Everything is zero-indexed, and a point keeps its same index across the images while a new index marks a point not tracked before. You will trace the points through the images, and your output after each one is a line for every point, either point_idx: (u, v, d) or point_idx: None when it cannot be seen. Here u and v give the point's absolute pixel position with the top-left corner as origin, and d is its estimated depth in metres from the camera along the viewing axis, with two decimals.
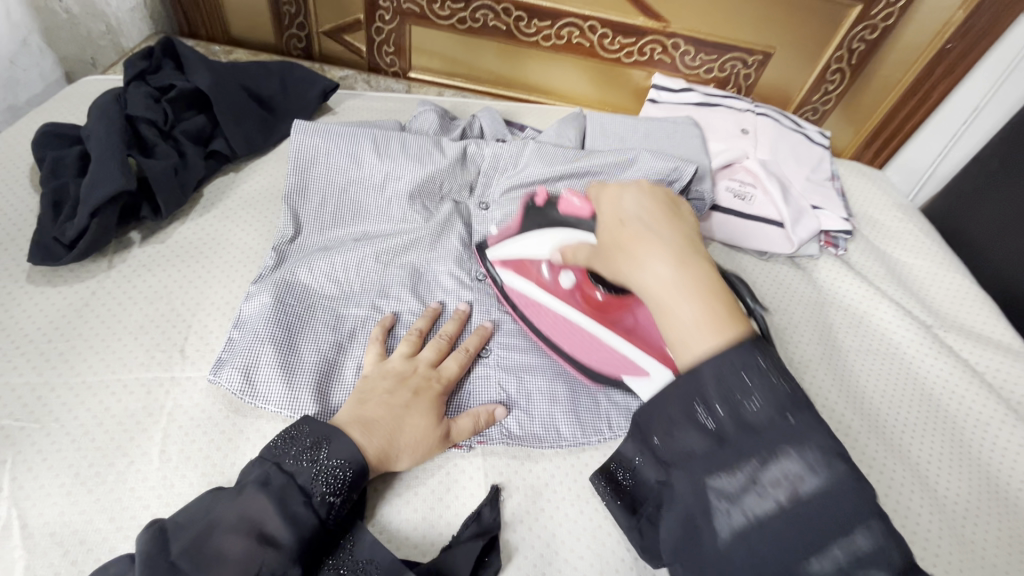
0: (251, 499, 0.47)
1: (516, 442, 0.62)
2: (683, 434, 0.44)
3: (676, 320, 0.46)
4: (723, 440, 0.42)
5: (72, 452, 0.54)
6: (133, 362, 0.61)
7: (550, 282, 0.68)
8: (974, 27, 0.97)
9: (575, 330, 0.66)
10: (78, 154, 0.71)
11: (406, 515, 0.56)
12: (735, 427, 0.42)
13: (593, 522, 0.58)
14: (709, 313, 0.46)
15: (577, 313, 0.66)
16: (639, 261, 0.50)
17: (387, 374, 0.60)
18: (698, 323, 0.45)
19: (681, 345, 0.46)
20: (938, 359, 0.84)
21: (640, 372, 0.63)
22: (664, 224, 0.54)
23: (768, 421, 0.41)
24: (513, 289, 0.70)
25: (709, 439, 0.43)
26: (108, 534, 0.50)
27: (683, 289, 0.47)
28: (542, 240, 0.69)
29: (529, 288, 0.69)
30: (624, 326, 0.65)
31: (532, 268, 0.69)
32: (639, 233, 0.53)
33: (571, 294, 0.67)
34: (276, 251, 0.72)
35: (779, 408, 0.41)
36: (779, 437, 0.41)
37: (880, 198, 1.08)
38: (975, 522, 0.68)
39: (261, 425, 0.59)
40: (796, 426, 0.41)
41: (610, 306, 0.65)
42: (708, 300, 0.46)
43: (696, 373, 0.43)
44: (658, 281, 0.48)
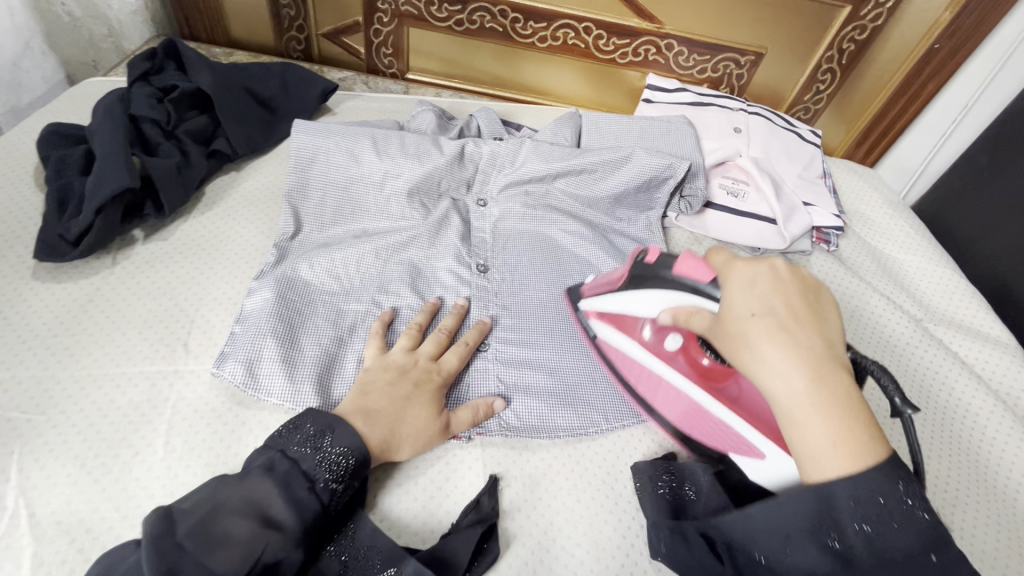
0: (257, 484, 0.48)
1: (514, 433, 0.64)
2: (803, 553, 0.44)
3: (807, 440, 0.44)
4: (851, 565, 0.42)
5: (78, 443, 0.55)
6: (137, 355, 0.62)
7: (652, 343, 0.64)
8: (961, 27, 0.99)
9: (681, 398, 0.63)
10: (82, 153, 0.72)
11: (405, 504, 0.57)
12: (868, 552, 0.42)
13: (589, 510, 0.59)
14: (844, 436, 0.43)
15: (683, 381, 0.62)
16: (769, 368, 0.45)
17: (388, 366, 0.62)
18: (830, 442, 0.43)
19: (809, 459, 0.44)
20: (928, 350, 0.85)
21: (755, 454, 0.56)
22: (802, 323, 0.46)
23: (907, 552, 0.41)
24: (609, 345, 0.67)
25: (835, 560, 0.42)
26: (114, 522, 0.51)
27: (819, 409, 0.43)
28: (644, 298, 0.62)
29: (627, 346, 0.65)
30: (730, 396, 0.61)
31: (634, 325, 0.65)
32: (773, 335, 0.45)
33: (675, 357, 0.63)
34: (278, 248, 0.73)
35: (920, 542, 0.42)
36: (914, 568, 0.41)
37: (871, 196, 1.10)
38: (964, 508, 0.70)
39: (263, 417, 0.60)
40: (937, 563, 0.41)
41: (717, 373, 0.62)
42: (843, 420, 0.43)
43: (829, 495, 0.43)
44: (793, 395, 0.44)
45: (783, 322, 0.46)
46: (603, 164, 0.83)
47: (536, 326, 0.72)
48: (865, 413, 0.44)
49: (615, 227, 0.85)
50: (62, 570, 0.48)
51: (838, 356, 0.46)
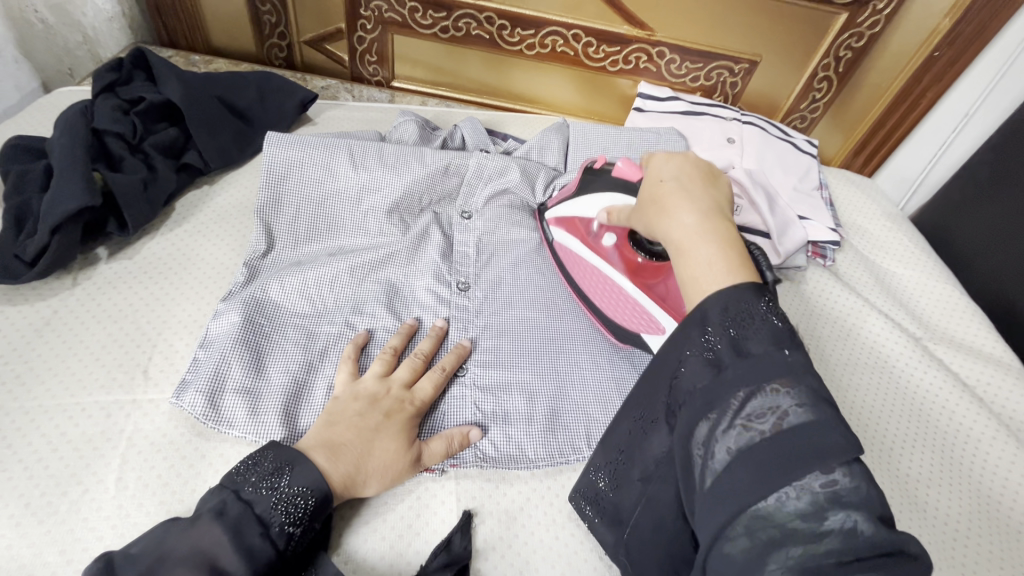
0: (206, 531, 0.45)
1: (490, 465, 0.60)
2: (681, 366, 0.41)
3: (690, 263, 0.44)
4: (719, 369, 0.39)
5: (25, 480, 0.52)
6: (92, 384, 0.59)
7: (593, 239, 0.70)
8: (961, 35, 0.97)
9: (611, 288, 0.69)
10: (43, 168, 0.68)
11: (373, 543, 0.54)
12: (733, 355, 0.39)
13: (569, 548, 0.56)
14: (725, 257, 0.43)
15: (615, 271, 0.68)
16: (668, 209, 0.48)
17: (358, 395, 0.58)
18: (712, 263, 0.43)
19: (691, 284, 0.43)
20: (928, 371, 0.82)
21: (656, 330, 0.65)
22: (702, 181, 0.50)
23: (763, 351, 0.38)
24: (562, 246, 0.74)
25: (707, 370, 0.39)
26: (58, 567, 0.47)
27: (706, 236, 0.44)
28: (592, 199, 0.70)
29: (574, 245, 0.72)
30: (657, 294, 0.65)
31: (581, 226, 0.72)
32: (672, 184, 0.49)
33: (611, 252, 0.69)
34: (247, 266, 0.70)
35: (777, 341, 0.38)
36: (770, 368, 0.37)
37: (868, 207, 1.07)
38: (966, 543, 0.67)
39: (225, 449, 0.57)
40: (791, 360, 0.38)
41: (648, 270, 0.67)
42: (727, 245, 0.44)
43: (703, 310, 0.40)
44: (683, 229, 0.46)
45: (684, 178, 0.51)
46: None
47: (515, 347, 0.68)
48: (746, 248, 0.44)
49: None
50: None
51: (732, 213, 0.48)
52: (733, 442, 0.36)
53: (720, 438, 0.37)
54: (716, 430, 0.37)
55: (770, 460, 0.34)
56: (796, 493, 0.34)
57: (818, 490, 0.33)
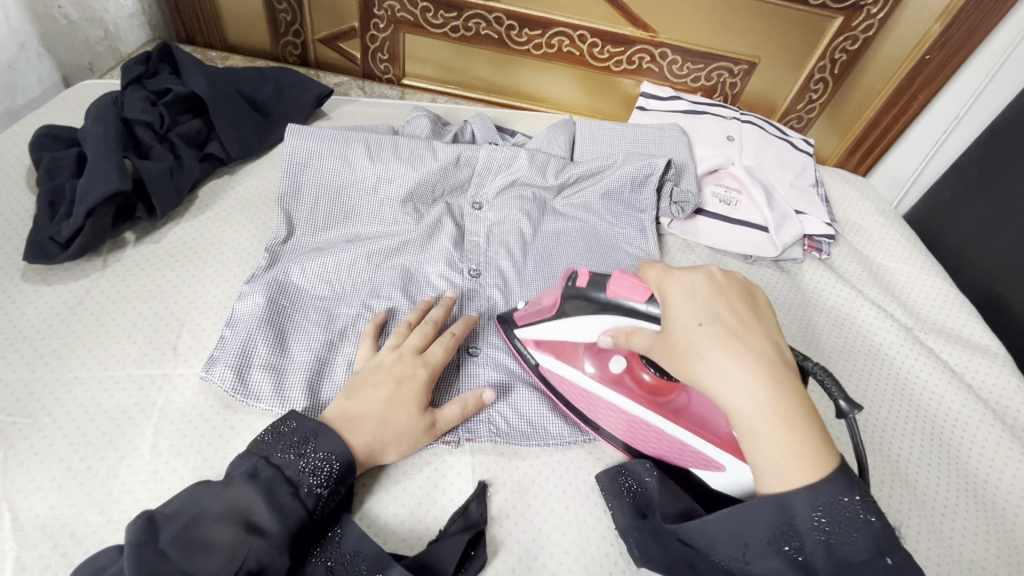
0: (240, 491, 0.48)
1: (503, 439, 0.63)
2: (764, 558, 0.46)
3: (767, 450, 0.45)
4: (810, 570, 0.44)
5: (64, 446, 0.54)
6: (125, 358, 0.61)
7: (596, 369, 0.64)
8: (952, 39, 1.01)
9: (633, 421, 0.62)
10: (74, 156, 0.71)
11: (394, 509, 0.57)
12: (826, 559, 0.44)
13: (578, 518, 0.59)
14: (799, 443, 0.44)
15: (634, 406, 0.62)
16: (726, 377, 0.45)
17: (377, 369, 0.61)
18: (787, 453, 0.44)
19: (773, 471, 0.45)
20: (918, 358, 0.86)
21: (713, 466, 0.58)
22: (750, 326, 0.48)
23: (863, 559, 0.43)
24: (554, 375, 0.66)
25: (795, 566, 0.45)
26: (98, 526, 0.50)
27: (778, 418, 0.44)
28: (582, 323, 0.61)
29: (574, 374, 0.64)
30: (678, 407, 0.61)
31: (575, 352, 0.64)
32: (727, 342, 0.46)
33: (621, 380, 0.63)
34: (269, 252, 0.73)
35: (875, 547, 0.43)
36: (868, 573, 0.43)
37: (861, 204, 1.11)
38: (953, 518, 0.70)
39: (252, 421, 0.60)
40: (888, 566, 0.43)
41: (663, 389, 0.62)
42: (797, 423, 0.44)
43: (788, 504, 0.44)
44: (749, 407, 0.45)
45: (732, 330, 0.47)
46: (591, 170, 0.85)
47: None
48: (817, 415, 0.45)
49: (613, 233, 0.83)
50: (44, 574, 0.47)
51: (790, 359, 0.48)
52: None
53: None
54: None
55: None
56: None
57: None
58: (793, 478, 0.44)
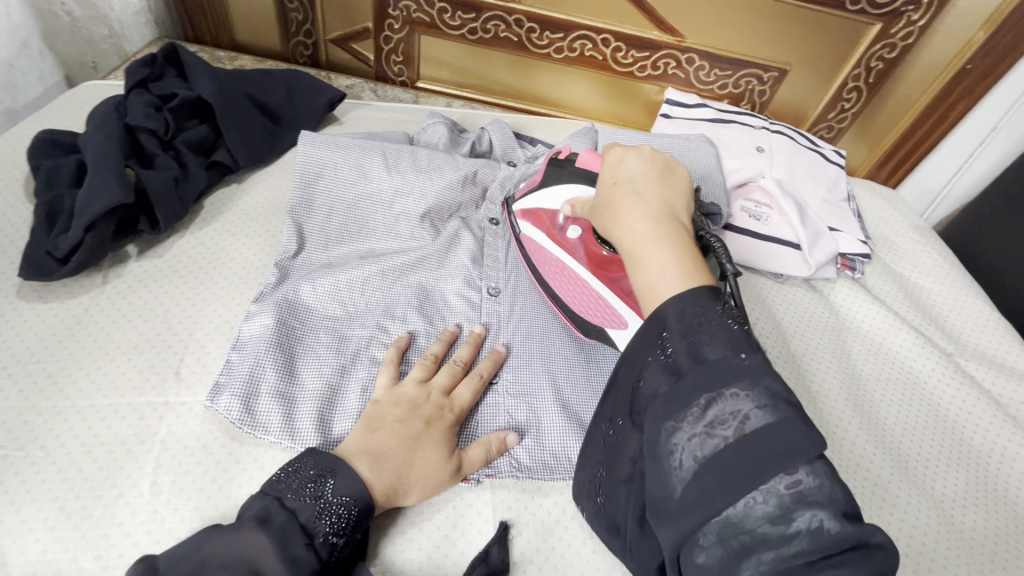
0: (252, 538, 0.44)
1: (526, 475, 0.59)
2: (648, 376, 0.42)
3: (645, 268, 0.45)
4: (680, 376, 0.40)
5: (58, 483, 0.51)
6: (126, 386, 0.58)
7: (558, 231, 0.67)
8: (996, 47, 0.95)
9: (575, 282, 0.65)
10: (74, 164, 0.68)
11: (411, 553, 0.53)
12: (691, 362, 0.39)
13: (606, 563, 0.55)
14: (678, 261, 0.44)
15: (577, 264, 0.65)
16: (619, 215, 0.50)
17: (398, 401, 0.57)
18: (665, 269, 0.44)
19: (648, 290, 0.45)
20: (959, 388, 0.81)
21: (620, 324, 0.61)
22: (655, 184, 0.52)
23: (722, 358, 0.38)
24: (527, 237, 0.71)
25: (670, 378, 0.40)
26: (93, 574, 0.47)
27: (658, 242, 0.46)
28: (554, 191, 0.66)
29: (540, 238, 0.68)
30: (623, 288, 0.61)
31: (545, 218, 0.68)
32: (627, 193, 0.51)
33: (576, 246, 0.65)
34: (278, 267, 0.69)
35: (734, 346, 0.39)
36: (729, 375, 0.38)
37: (895, 218, 1.06)
38: (1004, 565, 0.66)
39: (259, 454, 0.56)
40: (749, 364, 0.38)
41: (613, 264, 0.62)
42: (681, 250, 0.45)
43: (660, 316, 0.42)
44: (634, 235, 0.47)
45: (637, 185, 0.52)
46: None
47: (547, 353, 0.67)
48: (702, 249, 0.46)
49: None
50: None
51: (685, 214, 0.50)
52: (698, 446, 0.37)
53: (683, 445, 0.37)
54: (681, 435, 0.38)
55: (733, 466, 0.35)
56: (766, 498, 0.35)
57: (784, 492, 0.35)
58: (667, 290, 0.43)
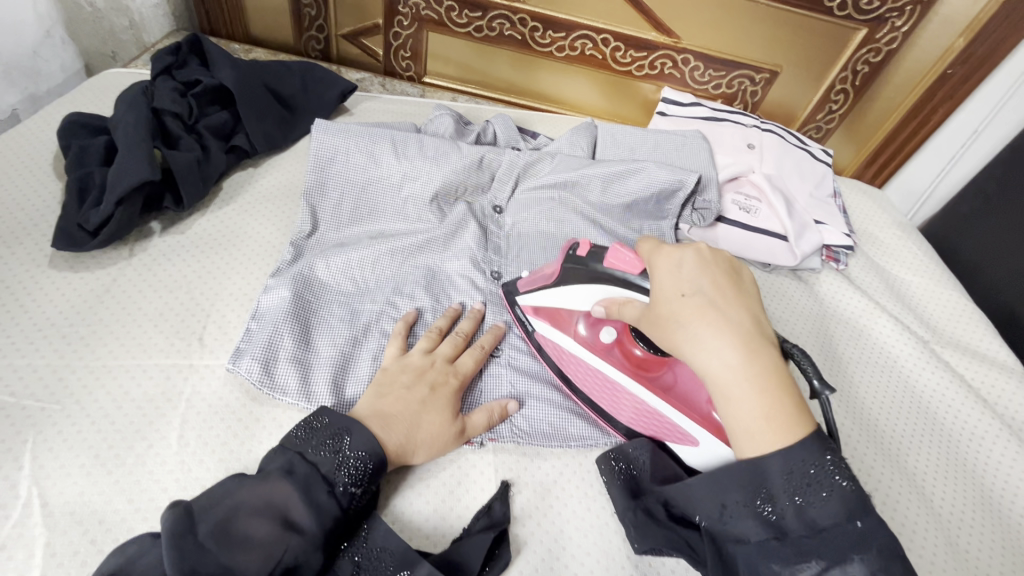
0: (277, 486, 0.48)
1: (526, 440, 0.63)
2: (741, 522, 0.47)
3: (740, 415, 0.45)
4: (784, 535, 0.44)
5: (93, 434, 0.55)
6: (153, 348, 0.62)
7: (588, 337, 0.66)
8: (975, 54, 1.01)
9: (617, 391, 0.64)
10: (103, 144, 0.72)
11: (418, 506, 0.57)
12: (798, 521, 0.44)
13: (600, 520, 0.59)
14: (773, 407, 0.44)
15: (620, 375, 0.63)
16: (702, 345, 0.46)
17: (406, 368, 0.61)
18: (760, 416, 0.44)
19: (744, 435, 0.45)
20: (935, 372, 0.86)
21: (689, 441, 0.59)
22: (733, 300, 0.48)
23: (833, 522, 0.43)
24: (547, 340, 0.68)
25: (770, 531, 0.45)
26: (127, 515, 0.51)
27: (752, 384, 0.44)
28: (579, 292, 0.64)
29: (567, 343, 0.66)
30: (664, 385, 0.62)
31: (569, 320, 0.66)
32: (706, 310, 0.47)
33: (609, 351, 0.65)
34: (294, 245, 0.73)
35: (846, 511, 0.43)
36: (843, 541, 0.42)
37: (880, 216, 1.11)
38: (969, 534, 0.71)
39: (277, 414, 0.60)
40: (861, 530, 0.42)
41: (651, 363, 0.63)
42: (773, 390, 0.44)
43: (762, 470, 0.45)
44: (725, 374, 0.45)
45: (714, 301, 0.47)
46: (615, 172, 0.81)
47: None
48: (793, 384, 0.45)
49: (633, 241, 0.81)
50: (73, 561, 0.47)
51: (767, 331, 0.48)
52: None
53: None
54: None
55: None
56: None
57: None
58: (766, 444, 0.44)
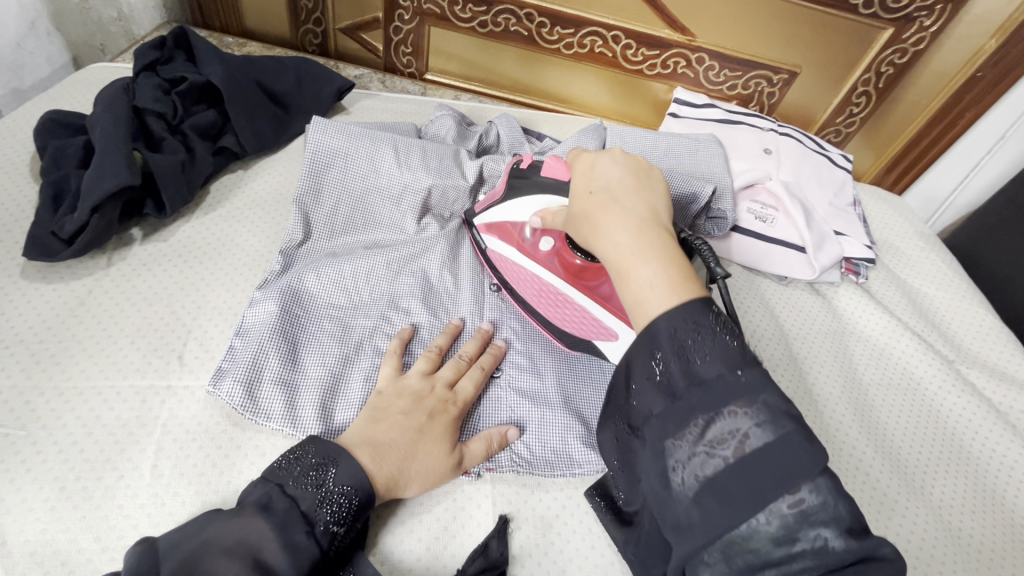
0: (252, 525, 0.44)
1: (527, 470, 0.59)
2: (643, 398, 0.42)
3: (632, 286, 0.43)
4: (675, 397, 0.40)
5: (59, 463, 0.51)
6: (129, 369, 0.58)
7: (528, 245, 0.65)
8: (1007, 56, 0.95)
9: (553, 297, 0.65)
10: (81, 145, 0.68)
11: (410, 545, 0.53)
12: (686, 382, 0.40)
13: (604, 559, 0.55)
14: (666, 275, 0.43)
15: (555, 279, 0.64)
16: (599, 228, 0.47)
17: (401, 392, 0.57)
18: (653, 283, 0.42)
19: (637, 307, 0.43)
20: (960, 396, 0.81)
21: (608, 335, 0.61)
22: (632, 191, 0.49)
23: (718, 378, 0.39)
24: (495, 253, 0.69)
25: (664, 397, 0.41)
26: (92, 554, 0.47)
27: (644, 255, 0.44)
28: (521, 203, 0.64)
29: (509, 252, 0.67)
30: (602, 295, 0.62)
31: (513, 231, 0.66)
32: (603, 199, 0.48)
33: (549, 258, 0.65)
34: (283, 255, 0.69)
35: (727, 363, 0.39)
36: (725, 394, 0.39)
37: (902, 226, 1.06)
38: (998, 572, 0.66)
39: (260, 441, 0.56)
40: (746, 382, 0.39)
41: (587, 272, 0.63)
42: (668, 262, 0.43)
43: (653, 335, 0.41)
44: (618, 247, 0.45)
45: (614, 191, 0.49)
46: None
47: (551, 349, 0.68)
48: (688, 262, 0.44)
49: None
50: None
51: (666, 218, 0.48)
52: (699, 469, 0.38)
53: (684, 466, 0.39)
54: (682, 456, 0.39)
55: (735, 490, 0.37)
56: (767, 518, 0.37)
57: (787, 512, 0.37)
58: (658, 309, 0.41)
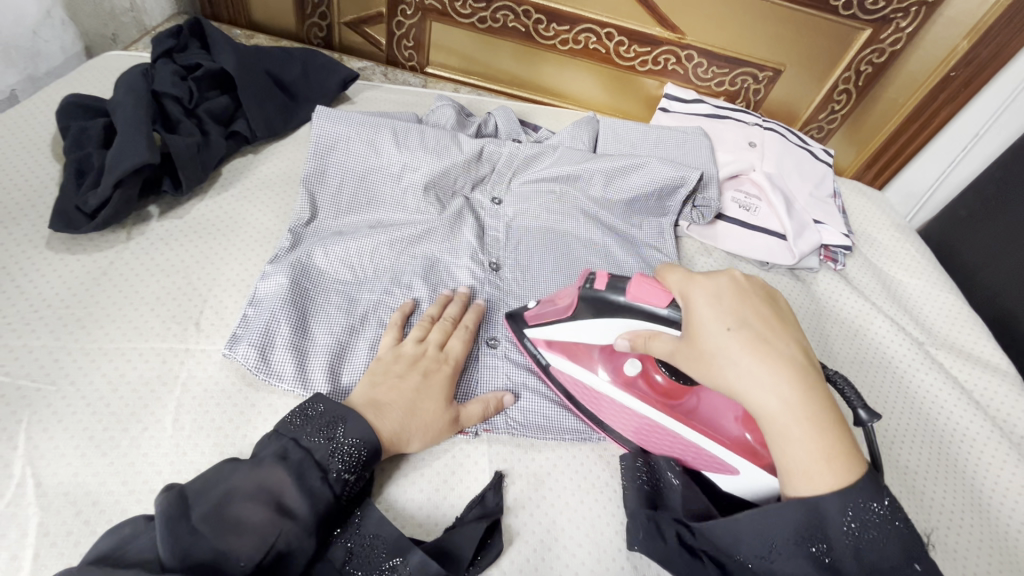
0: (270, 471, 0.49)
1: (520, 432, 0.64)
2: (791, 561, 0.46)
3: (795, 454, 0.45)
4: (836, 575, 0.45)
5: (88, 415, 0.55)
6: (149, 332, 0.62)
7: (612, 370, 0.63)
8: (977, 57, 1.01)
9: (650, 426, 0.61)
10: (102, 126, 0.71)
11: (413, 495, 0.58)
12: (852, 563, 0.45)
13: (592, 512, 0.60)
14: (828, 444, 0.44)
15: (650, 410, 0.61)
16: (756, 382, 0.45)
17: (401, 358, 0.61)
18: (814, 454, 0.44)
19: (799, 474, 0.45)
20: (928, 372, 0.86)
21: (727, 469, 0.58)
22: (778, 332, 0.48)
23: (889, 566, 0.44)
24: (566, 377, 0.65)
25: (820, 570, 0.45)
26: (120, 496, 0.51)
27: (809, 423, 0.45)
28: (602, 329, 0.59)
29: (584, 375, 0.64)
30: (694, 414, 0.60)
31: (588, 353, 0.63)
32: (756, 345, 0.46)
33: (635, 383, 0.62)
34: (293, 232, 0.73)
35: (901, 553, 0.45)
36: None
37: (878, 217, 1.11)
38: (958, 531, 0.71)
39: (273, 400, 0.60)
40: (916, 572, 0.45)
41: (676, 392, 0.61)
42: (827, 430, 0.45)
43: (818, 507, 0.44)
44: (781, 410, 0.45)
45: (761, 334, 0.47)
46: (618, 167, 0.81)
47: None
48: (844, 422, 0.46)
49: (631, 235, 0.82)
50: (66, 541, 0.48)
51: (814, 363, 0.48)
52: None
53: None
54: None
55: None
56: None
57: None
58: (823, 481, 0.44)
